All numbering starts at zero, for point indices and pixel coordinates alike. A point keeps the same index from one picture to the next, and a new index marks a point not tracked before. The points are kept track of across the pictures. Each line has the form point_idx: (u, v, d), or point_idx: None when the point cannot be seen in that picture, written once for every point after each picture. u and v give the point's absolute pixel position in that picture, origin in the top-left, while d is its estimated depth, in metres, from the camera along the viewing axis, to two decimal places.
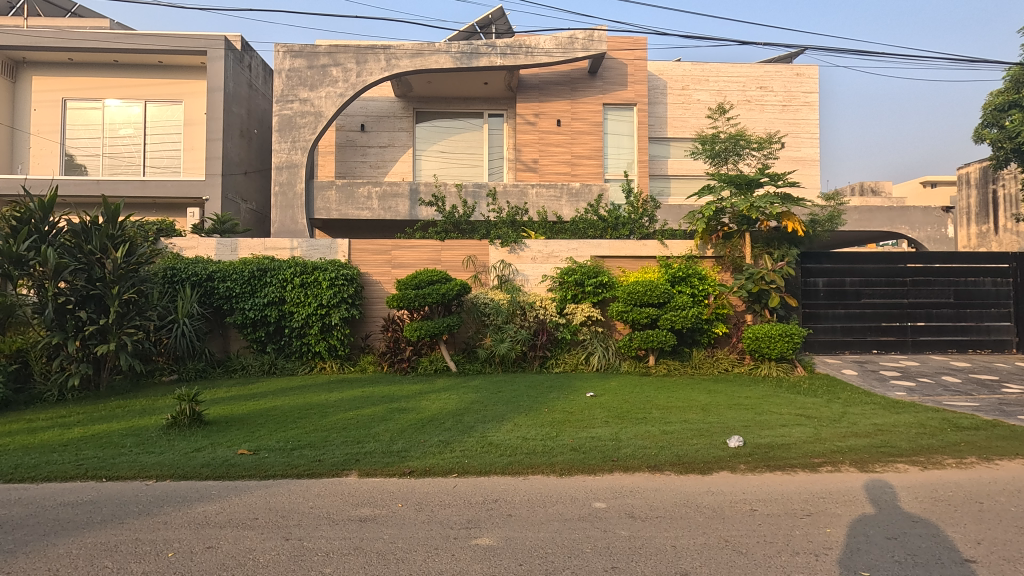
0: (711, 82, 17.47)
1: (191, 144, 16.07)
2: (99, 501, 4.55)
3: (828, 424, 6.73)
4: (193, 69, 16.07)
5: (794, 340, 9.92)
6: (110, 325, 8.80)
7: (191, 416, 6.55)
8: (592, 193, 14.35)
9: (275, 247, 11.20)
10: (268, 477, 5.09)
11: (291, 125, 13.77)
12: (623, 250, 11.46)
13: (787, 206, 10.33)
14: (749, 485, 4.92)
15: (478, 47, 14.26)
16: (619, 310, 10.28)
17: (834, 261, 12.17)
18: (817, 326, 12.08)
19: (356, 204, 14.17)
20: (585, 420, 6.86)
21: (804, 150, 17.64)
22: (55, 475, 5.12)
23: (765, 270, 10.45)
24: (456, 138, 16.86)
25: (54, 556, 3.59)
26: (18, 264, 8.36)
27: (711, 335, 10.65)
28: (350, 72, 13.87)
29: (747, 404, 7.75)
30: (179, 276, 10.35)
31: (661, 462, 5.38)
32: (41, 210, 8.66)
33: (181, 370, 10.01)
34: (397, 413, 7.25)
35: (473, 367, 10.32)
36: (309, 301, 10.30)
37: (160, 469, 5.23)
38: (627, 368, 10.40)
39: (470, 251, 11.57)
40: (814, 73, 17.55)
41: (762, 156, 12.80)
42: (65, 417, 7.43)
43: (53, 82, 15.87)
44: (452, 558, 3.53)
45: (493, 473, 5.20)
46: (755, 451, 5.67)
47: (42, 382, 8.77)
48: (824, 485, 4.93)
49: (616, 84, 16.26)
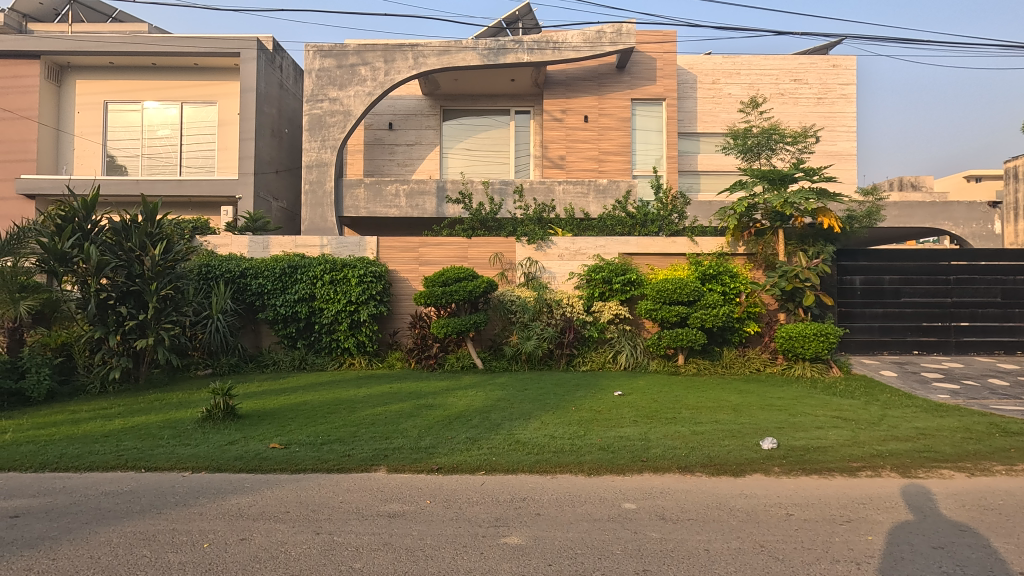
0: (743, 75, 17.06)
1: (225, 144, 16.43)
2: (139, 492, 4.68)
3: (866, 427, 6.51)
4: (226, 70, 16.45)
5: (829, 340, 9.61)
6: (148, 321, 9.09)
7: (225, 410, 6.69)
8: (619, 189, 14.07)
9: (305, 244, 11.42)
10: (299, 471, 5.17)
11: (321, 125, 13.97)
12: (652, 247, 11.32)
13: (824, 202, 10.06)
14: (784, 489, 4.77)
15: (504, 43, 14.19)
16: (648, 308, 10.16)
17: (871, 259, 11.78)
18: (852, 326, 11.71)
19: (384, 202, 14.26)
20: (614, 419, 6.77)
21: (840, 144, 17.08)
22: (98, 465, 5.30)
23: (800, 269, 10.10)
24: (482, 136, 16.87)
25: (96, 544, 3.69)
26: (63, 261, 8.70)
27: (742, 334, 10.47)
28: (378, 71, 13.98)
29: (780, 405, 7.55)
30: (213, 273, 10.60)
31: (693, 463, 5.27)
32: (84, 209, 8.86)
33: (216, 365, 10.25)
34: (424, 409, 7.29)
35: (499, 365, 10.32)
36: (339, 297, 10.43)
37: (196, 461, 5.35)
38: (655, 368, 10.26)
39: (496, 248, 11.54)
40: (851, 64, 16.97)
41: (797, 151, 12.44)
42: (107, 408, 7.70)
43: (95, 85, 16.42)
44: (480, 557, 3.50)
45: (521, 471, 5.17)
46: (788, 454, 5.49)
47: (85, 374, 9.12)
48: (863, 491, 4.76)
49: (644, 78, 16.02)
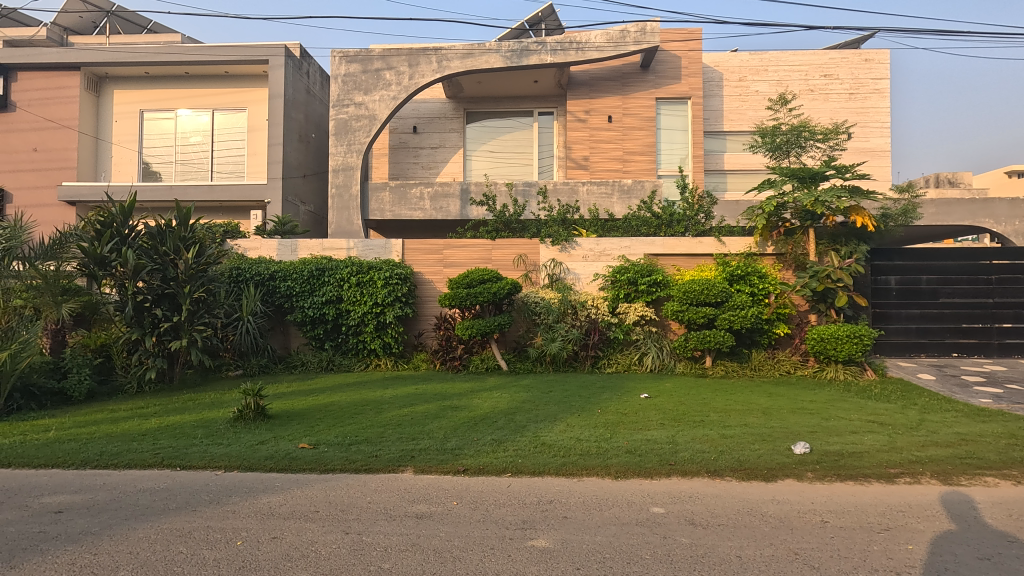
0: (771, 72, 16.74)
1: (254, 150, 16.79)
2: (174, 489, 4.81)
3: (904, 432, 6.30)
4: (255, 77, 16.82)
5: (863, 342, 9.34)
6: (182, 322, 9.35)
7: (256, 411, 6.83)
8: (645, 190, 13.92)
9: (332, 247, 11.59)
10: (327, 471, 5.24)
11: (347, 129, 14.17)
12: (677, 247, 11.16)
13: (857, 200, 9.79)
14: (818, 495, 4.65)
15: (528, 45, 14.20)
16: (674, 309, 10.04)
17: (907, 259, 11.42)
18: (888, 327, 11.36)
19: (409, 205, 14.40)
20: (640, 422, 6.69)
21: (873, 141, 16.61)
22: (135, 462, 5.46)
23: (832, 269, 9.83)
24: (506, 138, 16.89)
25: (134, 540, 3.79)
26: (102, 265, 9.01)
27: (771, 335, 10.25)
28: (403, 75, 14.13)
29: (812, 408, 7.38)
30: (244, 276, 10.83)
31: (722, 467, 5.18)
32: (122, 215, 9.14)
33: (246, 365, 10.49)
34: (449, 411, 7.31)
35: (524, 367, 10.30)
36: (366, 299, 10.56)
37: (228, 460, 5.48)
38: (682, 370, 10.13)
39: (520, 250, 11.53)
40: (884, 58, 16.50)
41: (828, 149, 12.13)
42: (143, 408, 7.93)
43: (131, 95, 16.97)
44: (508, 560, 3.49)
45: (547, 474, 5.14)
46: (822, 460, 5.35)
47: (122, 374, 9.42)
48: (902, 498, 4.60)
49: (669, 77, 15.84)
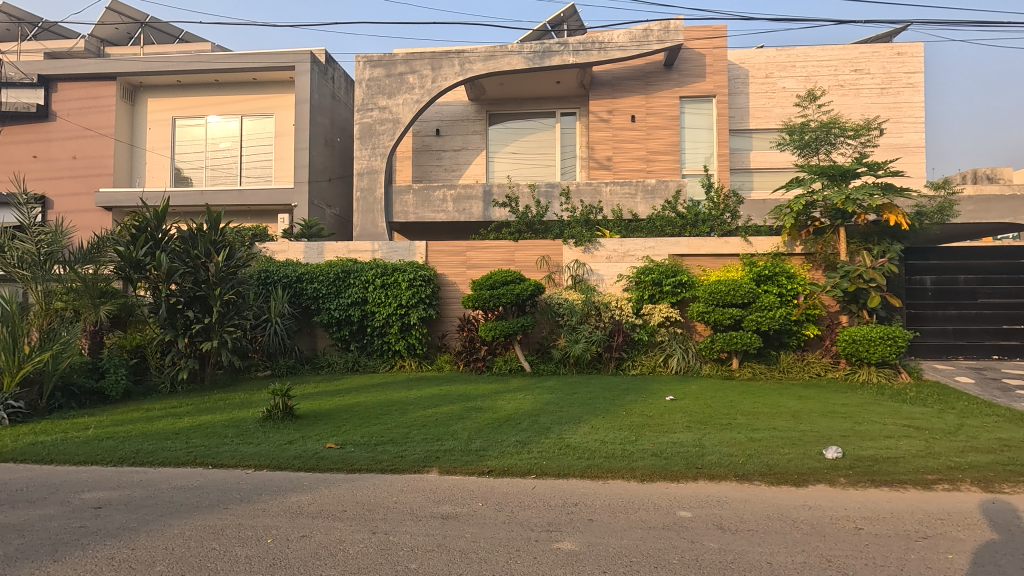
0: (799, 68, 16.40)
1: (282, 154, 17.11)
2: (207, 487, 4.93)
3: (941, 437, 6.10)
4: (282, 84, 17.15)
5: (897, 344, 9.08)
6: (213, 324, 9.58)
7: (284, 411, 6.96)
8: (669, 190, 13.76)
9: (357, 250, 11.74)
10: (354, 471, 5.31)
11: (371, 133, 14.35)
12: (702, 248, 11.01)
13: (890, 197, 9.52)
14: (850, 501, 4.53)
15: (550, 46, 14.19)
16: (699, 310, 9.91)
17: (943, 258, 11.05)
18: (923, 328, 11.02)
19: (432, 207, 14.51)
20: (665, 425, 6.61)
21: (907, 136, 16.14)
22: (170, 460, 5.62)
23: (864, 268, 9.57)
24: (528, 139, 16.89)
25: (169, 536, 3.89)
26: (137, 269, 9.28)
27: (801, 337, 10.03)
28: (426, 78, 14.25)
29: (843, 412, 7.19)
30: (272, 278, 11.05)
31: (751, 471, 5.08)
32: (156, 220, 9.37)
33: (274, 366, 10.71)
34: (473, 412, 7.33)
35: (547, 369, 10.27)
36: (390, 301, 10.67)
37: (257, 459, 5.58)
38: (708, 372, 9.99)
39: (544, 251, 11.51)
40: (918, 51, 16.03)
41: (860, 146, 11.82)
42: (176, 407, 8.15)
43: (164, 103, 17.46)
44: (534, 562, 3.49)
45: (572, 476, 5.12)
46: (855, 465, 5.21)
47: (156, 374, 9.70)
48: (940, 505, 4.45)
49: (693, 75, 15.64)
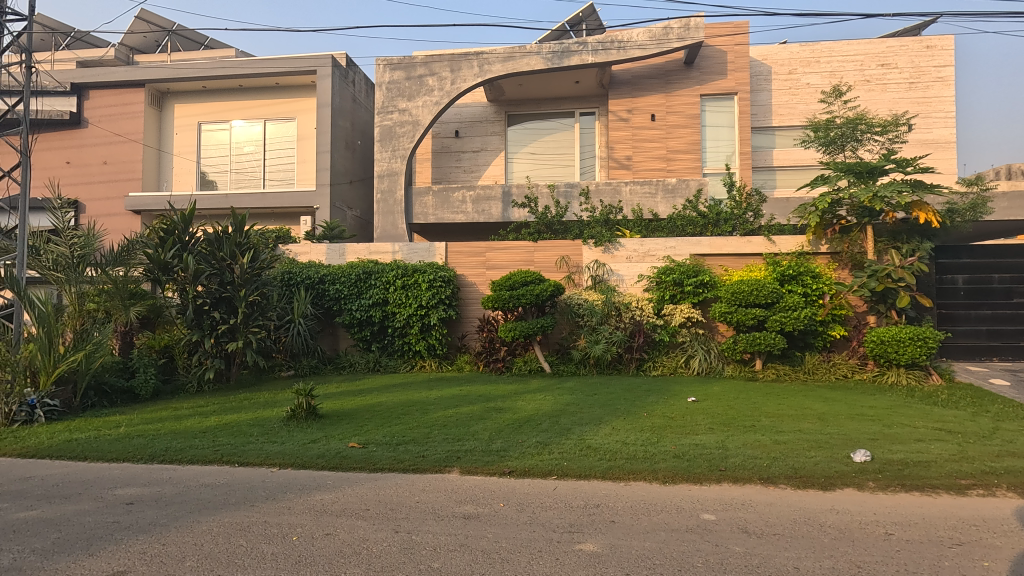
0: (823, 63, 16.09)
1: (303, 157, 17.36)
2: (233, 485, 5.02)
3: (975, 441, 5.92)
4: (304, 88, 17.41)
5: (927, 345, 8.85)
6: (238, 325, 9.77)
7: (307, 410, 7.06)
8: (690, 189, 13.62)
9: (378, 250, 11.87)
10: (376, 470, 5.36)
11: (391, 135, 14.48)
12: (725, 247, 10.86)
13: (919, 194, 9.27)
14: (881, 506, 4.42)
15: (569, 46, 14.16)
16: (721, 310, 9.78)
17: (976, 256, 10.73)
18: (954, 329, 10.71)
19: (452, 208, 14.57)
20: (688, 426, 6.53)
21: (936, 132, 15.74)
22: (198, 458, 5.74)
23: (892, 267, 9.35)
24: (547, 139, 16.87)
25: (198, 532, 3.98)
26: (165, 271, 9.51)
27: (826, 338, 9.83)
28: (445, 80, 14.33)
29: (872, 415, 7.01)
30: (295, 279, 11.22)
31: (776, 474, 4.99)
32: (183, 223, 9.58)
33: (298, 366, 10.88)
34: (494, 412, 7.34)
35: (567, 369, 10.23)
36: (410, 302, 10.75)
37: (282, 458, 5.67)
38: (731, 373, 9.86)
39: (563, 251, 11.47)
40: (948, 44, 15.61)
41: (887, 142, 11.54)
42: (203, 406, 8.32)
43: (190, 108, 17.85)
44: (556, 563, 3.48)
45: (593, 478, 5.09)
46: (884, 469, 5.09)
47: (183, 374, 9.91)
48: (976, 512, 4.31)
49: (714, 73, 15.45)
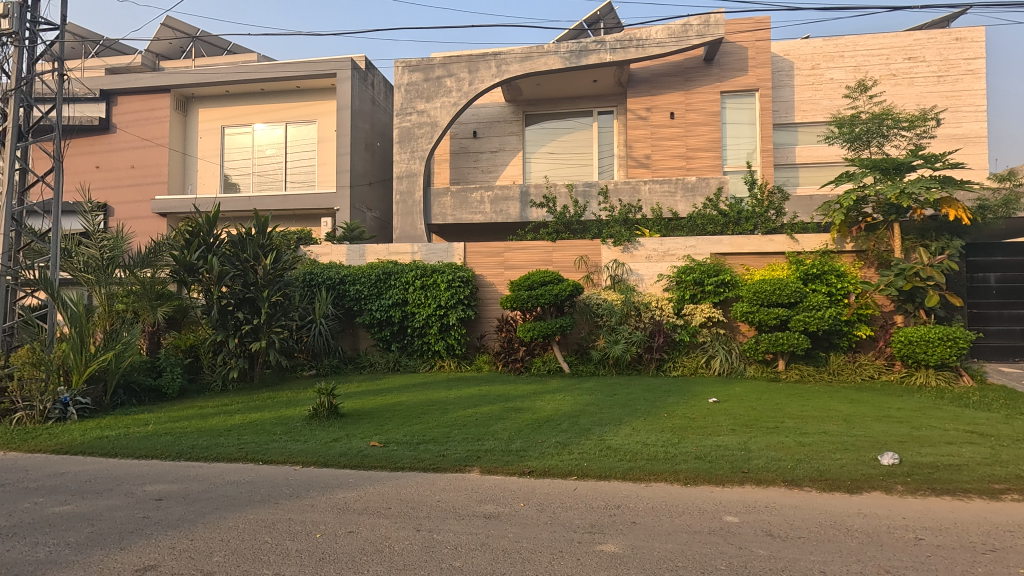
0: (848, 57, 15.77)
1: (323, 159, 17.57)
2: (257, 482, 5.11)
3: (1009, 444, 5.74)
4: (324, 90, 17.62)
5: (958, 345, 8.62)
6: (261, 324, 9.94)
7: (329, 409, 7.16)
8: (710, 187, 13.45)
9: (398, 251, 11.97)
10: (397, 469, 5.40)
11: (410, 137, 14.59)
12: (746, 246, 10.70)
13: (949, 191, 9.03)
14: (910, 510, 4.31)
15: (587, 45, 14.10)
16: (743, 310, 9.65)
17: (1010, 254, 10.42)
18: (987, 329, 10.42)
19: (470, 208, 14.62)
20: (709, 427, 6.46)
21: (966, 126, 15.31)
22: (223, 456, 5.86)
23: (920, 265, 9.12)
24: (565, 139, 16.82)
25: (225, 528, 4.06)
26: (190, 272, 9.72)
27: (852, 338, 9.63)
28: (463, 81, 14.39)
29: (899, 417, 6.85)
30: (316, 280, 11.37)
31: (800, 477, 4.91)
32: (208, 225, 9.77)
33: (319, 365, 11.03)
34: (513, 412, 7.35)
35: (586, 369, 10.19)
36: (430, 302, 10.83)
37: (305, 456, 5.76)
38: (753, 373, 9.72)
39: (582, 251, 11.43)
40: (978, 36, 15.18)
41: (915, 137, 11.26)
42: (227, 405, 8.48)
43: (213, 112, 18.20)
44: (577, 563, 3.47)
45: (613, 478, 5.06)
46: (913, 472, 4.97)
47: (208, 373, 10.10)
48: (1012, 518, 4.18)
49: (735, 69, 15.25)
